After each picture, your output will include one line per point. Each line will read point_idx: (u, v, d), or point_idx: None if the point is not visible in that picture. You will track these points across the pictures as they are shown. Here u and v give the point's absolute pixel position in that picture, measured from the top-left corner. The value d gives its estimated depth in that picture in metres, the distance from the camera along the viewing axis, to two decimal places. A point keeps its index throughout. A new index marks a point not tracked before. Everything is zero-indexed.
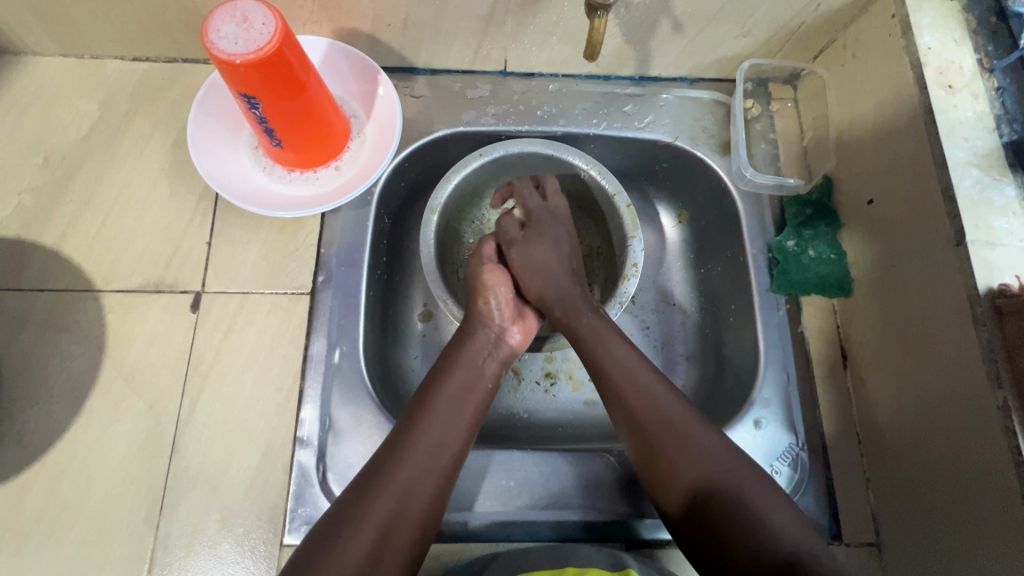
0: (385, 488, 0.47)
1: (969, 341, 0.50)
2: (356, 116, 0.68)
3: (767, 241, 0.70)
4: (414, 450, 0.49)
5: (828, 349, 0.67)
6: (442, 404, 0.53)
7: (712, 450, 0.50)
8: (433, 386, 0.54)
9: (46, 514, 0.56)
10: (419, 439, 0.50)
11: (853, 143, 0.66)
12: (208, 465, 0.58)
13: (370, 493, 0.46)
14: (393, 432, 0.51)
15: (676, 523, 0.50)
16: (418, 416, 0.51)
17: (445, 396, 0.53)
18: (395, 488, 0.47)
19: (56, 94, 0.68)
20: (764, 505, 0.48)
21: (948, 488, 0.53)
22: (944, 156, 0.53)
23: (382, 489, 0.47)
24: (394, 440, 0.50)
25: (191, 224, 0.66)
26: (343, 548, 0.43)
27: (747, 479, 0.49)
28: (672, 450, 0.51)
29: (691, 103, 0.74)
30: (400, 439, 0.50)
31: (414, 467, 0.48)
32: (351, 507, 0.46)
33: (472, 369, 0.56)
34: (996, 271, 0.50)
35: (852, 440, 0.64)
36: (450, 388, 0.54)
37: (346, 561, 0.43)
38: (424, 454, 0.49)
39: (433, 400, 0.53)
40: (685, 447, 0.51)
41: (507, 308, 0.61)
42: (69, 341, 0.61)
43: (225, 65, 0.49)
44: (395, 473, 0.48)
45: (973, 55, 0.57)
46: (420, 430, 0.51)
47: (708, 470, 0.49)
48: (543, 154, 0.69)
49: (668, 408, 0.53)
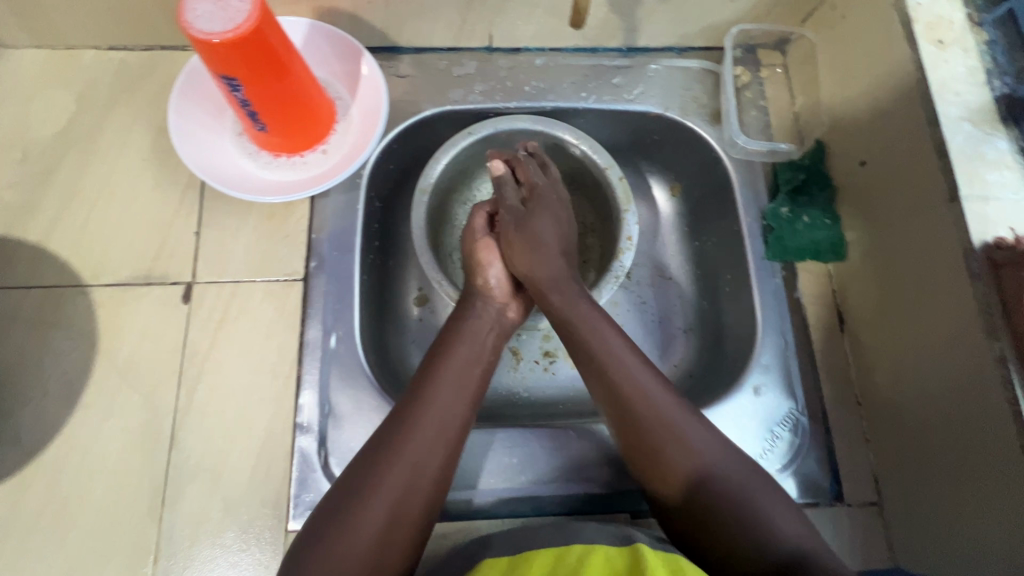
0: (393, 460, 0.47)
1: (966, 296, 0.50)
2: (340, 97, 0.67)
3: (761, 209, 0.69)
4: (422, 425, 0.49)
5: (825, 314, 0.67)
6: (448, 375, 0.52)
7: (723, 462, 0.49)
8: (440, 358, 0.54)
9: (47, 511, 0.56)
10: (426, 415, 0.50)
11: (844, 105, 0.66)
12: (209, 455, 0.58)
13: (377, 464, 0.47)
14: (399, 407, 0.51)
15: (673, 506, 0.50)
16: (426, 388, 0.51)
17: (452, 367, 0.53)
18: (402, 463, 0.47)
19: (31, 86, 0.67)
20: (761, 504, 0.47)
21: (949, 445, 0.53)
22: (936, 113, 0.53)
23: (392, 462, 0.47)
24: (403, 410, 0.50)
25: (178, 214, 0.65)
26: (355, 523, 0.44)
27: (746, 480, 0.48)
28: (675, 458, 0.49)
29: (679, 72, 0.73)
30: (405, 411, 0.50)
31: (422, 439, 0.48)
32: (359, 480, 0.46)
33: (476, 343, 0.56)
34: (991, 224, 0.50)
35: (851, 403, 0.65)
36: (457, 360, 0.54)
37: (358, 533, 0.44)
38: (432, 427, 0.49)
39: (441, 371, 0.53)
40: (699, 459, 0.49)
41: (505, 281, 0.61)
42: (60, 337, 0.60)
43: (203, 46, 0.48)
44: (403, 446, 0.48)
45: (963, 9, 0.56)
46: (426, 401, 0.50)
47: (713, 480, 0.48)
48: (533, 130, 0.68)
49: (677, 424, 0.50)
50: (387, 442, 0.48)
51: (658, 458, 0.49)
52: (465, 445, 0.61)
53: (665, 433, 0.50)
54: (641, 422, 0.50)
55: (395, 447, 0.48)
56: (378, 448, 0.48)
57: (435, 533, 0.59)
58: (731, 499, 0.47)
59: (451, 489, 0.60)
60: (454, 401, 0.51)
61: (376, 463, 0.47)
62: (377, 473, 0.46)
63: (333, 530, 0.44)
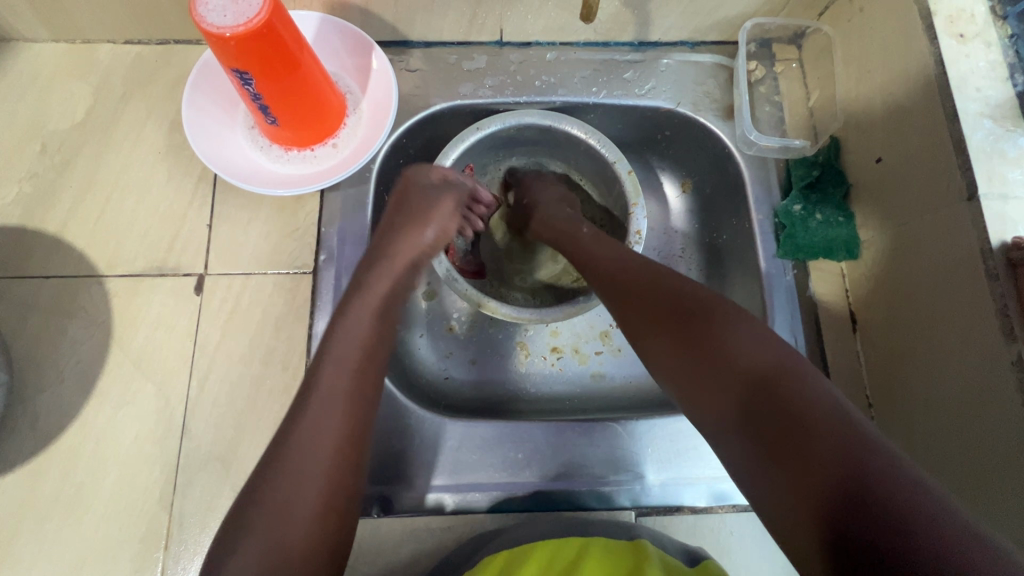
0: (288, 479, 0.42)
1: (981, 296, 0.49)
2: (351, 91, 0.67)
3: (774, 206, 0.68)
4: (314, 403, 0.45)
5: (837, 313, 0.66)
6: (336, 346, 0.48)
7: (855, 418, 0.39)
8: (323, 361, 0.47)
9: (63, 495, 0.57)
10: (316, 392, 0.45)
11: (861, 100, 0.64)
12: (220, 443, 0.59)
13: (267, 482, 0.42)
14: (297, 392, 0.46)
15: (714, 409, 0.44)
16: (306, 403, 0.45)
17: (343, 342, 0.49)
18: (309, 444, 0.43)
19: (50, 79, 0.68)
20: (807, 391, 0.41)
21: (961, 447, 0.52)
22: (956, 108, 0.52)
23: (290, 481, 0.42)
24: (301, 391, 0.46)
25: (191, 206, 0.66)
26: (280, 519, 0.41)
27: (784, 367, 0.43)
28: (725, 352, 0.45)
29: (692, 66, 0.72)
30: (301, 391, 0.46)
31: (318, 449, 0.43)
32: (270, 473, 0.42)
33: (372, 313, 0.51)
34: (1011, 224, 0.49)
35: (862, 403, 0.64)
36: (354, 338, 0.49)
37: (284, 527, 0.40)
38: (324, 435, 0.44)
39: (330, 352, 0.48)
40: (784, 383, 0.42)
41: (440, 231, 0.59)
42: (75, 326, 0.61)
43: (216, 39, 0.48)
44: (296, 458, 0.43)
45: (985, 2, 0.54)
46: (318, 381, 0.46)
47: (749, 364, 0.43)
48: (540, 125, 0.67)
49: (734, 326, 0.46)
50: (275, 460, 0.43)
51: (722, 358, 0.45)
52: (468, 440, 0.61)
53: (773, 391, 0.42)
54: (697, 331, 0.47)
55: (284, 459, 0.43)
56: (268, 469, 0.43)
57: (439, 526, 0.59)
58: (778, 397, 0.41)
59: (455, 484, 0.60)
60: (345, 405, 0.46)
61: (286, 448, 0.43)
62: (275, 499, 0.41)
63: (236, 550, 0.40)
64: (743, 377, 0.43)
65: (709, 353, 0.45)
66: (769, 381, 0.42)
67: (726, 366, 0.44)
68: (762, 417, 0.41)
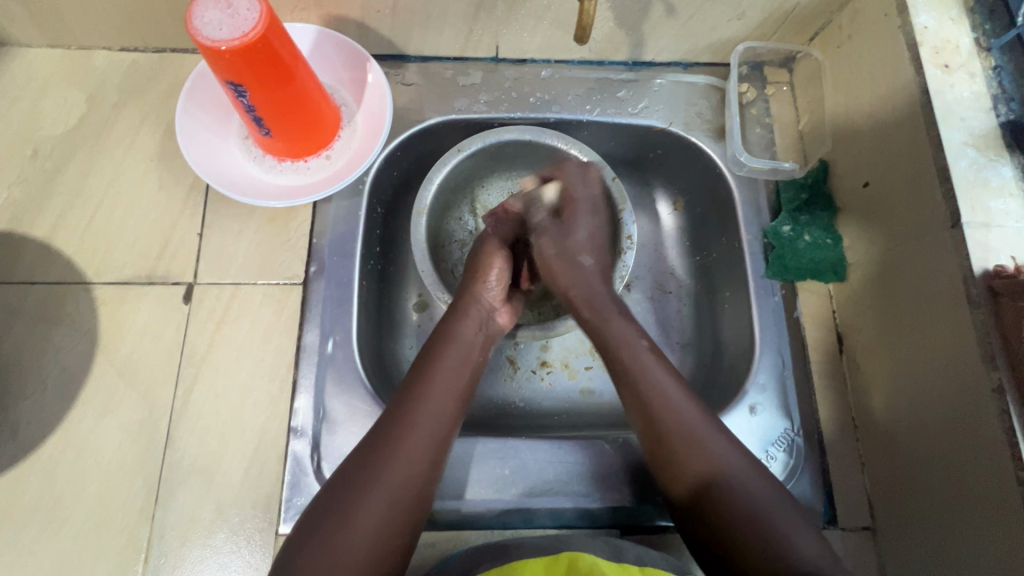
0: (368, 485, 0.46)
1: (964, 324, 0.50)
2: (346, 104, 0.67)
3: (762, 226, 0.69)
4: (415, 422, 0.50)
5: (824, 334, 0.67)
6: (442, 374, 0.53)
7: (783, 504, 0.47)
8: (411, 400, 0.51)
9: (41, 504, 0.56)
10: (418, 412, 0.50)
11: (849, 126, 0.65)
12: (204, 454, 0.58)
13: (354, 480, 0.46)
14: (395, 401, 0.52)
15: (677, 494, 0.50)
16: (404, 419, 0.50)
17: (446, 369, 0.54)
18: (397, 467, 0.47)
19: (44, 84, 0.68)
20: (749, 488, 0.48)
21: (943, 472, 0.52)
22: (940, 137, 0.53)
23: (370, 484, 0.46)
24: (405, 398, 0.51)
25: (182, 215, 0.65)
26: (352, 520, 0.44)
27: (733, 461, 0.49)
28: (686, 437, 0.50)
29: (685, 87, 0.73)
30: (402, 405, 0.51)
31: (409, 468, 0.48)
32: (357, 474, 0.47)
33: (466, 346, 0.56)
34: (993, 252, 0.50)
35: (847, 425, 0.64)
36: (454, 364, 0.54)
37: (354, 531, 0.44)
38: (419, 460, 0.48)
39: (432, 376, 0.53)
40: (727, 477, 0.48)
41: (500, 289, 0.60)
42: (60, 334, 0.60)
43: (210, 52, 0.48)
44: (384, 470, 0.47)
45: (969, 34, 0.56)
46: (420, 401, 0.51)
47: (708, 455, 0.49)
48: (522, 141, 0.68)
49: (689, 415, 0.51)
50: (366, 462, 0.47)
51: (682, 443, 0.50)
52: (455, 455, 0.61)
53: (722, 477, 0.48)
54: (661, 417, 0.51)
55: (376, 465, 0.47)
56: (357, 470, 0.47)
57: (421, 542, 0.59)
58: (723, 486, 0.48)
59: (439, 500, 0.60)
60: (434, 445, 0.50)
61: (375, 455, 0.48)
62: (353, 501, 0.45)
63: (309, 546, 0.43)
64: (697, 464, 0.49)
65: (670, 440, 0.50)
66: (706, 466, 0.49)
67: (684, 449, 0.50)
68: (708, 501, 0.48)
